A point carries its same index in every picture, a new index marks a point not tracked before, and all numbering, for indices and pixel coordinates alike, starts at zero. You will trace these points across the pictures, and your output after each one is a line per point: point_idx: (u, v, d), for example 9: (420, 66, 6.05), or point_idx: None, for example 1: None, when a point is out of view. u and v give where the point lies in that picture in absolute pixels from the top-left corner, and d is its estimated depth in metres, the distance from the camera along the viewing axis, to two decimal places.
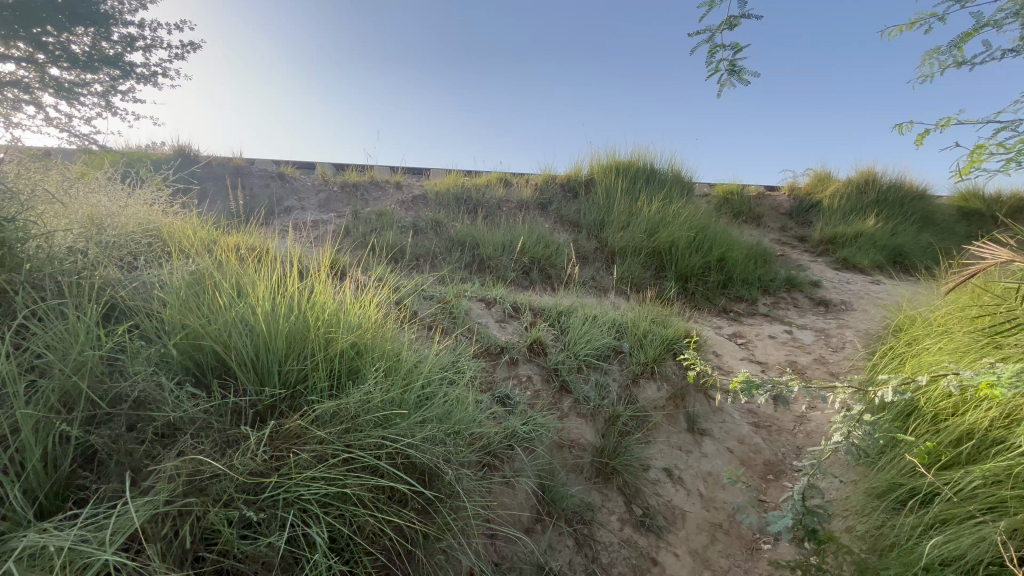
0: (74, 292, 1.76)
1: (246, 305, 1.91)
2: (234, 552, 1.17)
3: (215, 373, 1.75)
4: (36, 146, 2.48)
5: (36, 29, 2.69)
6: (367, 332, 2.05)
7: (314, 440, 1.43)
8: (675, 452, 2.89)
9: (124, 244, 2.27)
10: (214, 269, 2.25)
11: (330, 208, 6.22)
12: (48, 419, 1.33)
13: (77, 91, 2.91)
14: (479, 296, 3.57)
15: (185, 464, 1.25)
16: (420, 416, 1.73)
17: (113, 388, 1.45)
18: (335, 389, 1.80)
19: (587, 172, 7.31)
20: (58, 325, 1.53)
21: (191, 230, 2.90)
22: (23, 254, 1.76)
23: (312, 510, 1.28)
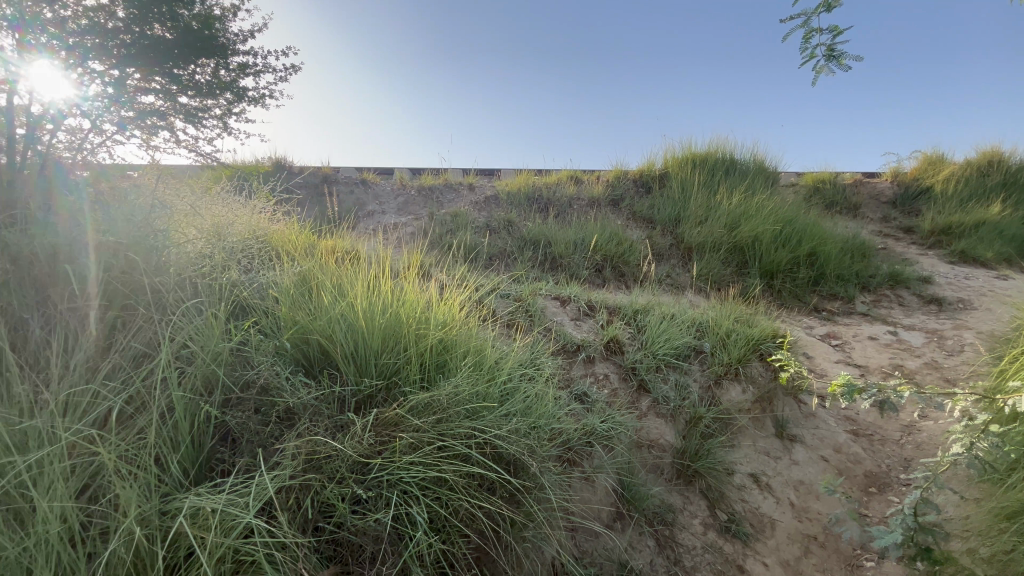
0: (208, 292, 2.04)
1: (346, 303, 2.10)
2: (347, 525, 1.31)
3: (321, 365, 1.94)
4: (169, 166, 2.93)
5: (170, 64, 3.11)
6: (452, 328, 2.17)
7: (411, 428, 1.55)
8: (762, 458, 2.76)
9: (242, 249, 2.58)
10: (316, 270, 2.49)
11: (408, 211, 6.56)
12: (194, 401, 1.54)
13: (200, 115, 3.31)
14: (553, 294, 3.62)
15: (304, 445, 1.40)
16: (505, 410, 1.81)
17: (243, 376, 1.67)
18: (426, 381, 1.93)
19: (661, 166, 7.09)
20: (198, 320, 1.78)
21: (293, 235, 3.21)
22: (167, 259, 2.08)
23: (412, 492, 1.39)
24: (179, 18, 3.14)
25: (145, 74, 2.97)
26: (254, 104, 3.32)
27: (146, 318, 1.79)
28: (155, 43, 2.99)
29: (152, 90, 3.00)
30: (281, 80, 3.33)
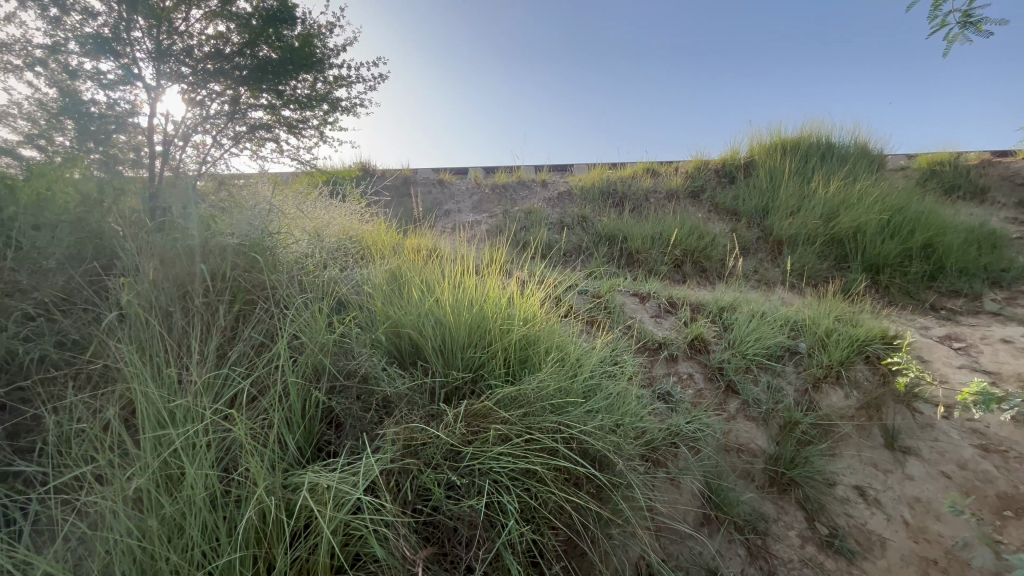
0: (313, 288, 2.24)
1: (434, 299, 2.20)
2: (443, 509, 1.38)
3: (413, 358, 2.06)
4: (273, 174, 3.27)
5: (281, 83, 3.34)
6: (534, 324, 2.21)
7: (499, 420, 1.61)
8: (868, 470, 2.52)
9: (339, 249, 2.80)
10: (404, 268, 2.64)
11: (483, 210, 6.71)
12: (307, 388, 1.70)
13: (299, 127, 3.54)
14: (631, 290, 3.53)
15: (402, 431, 1.50)
16: (589, 406, 1.81)
17: (346, 366, 1.81)
18: (510, 376, 1.98)
19: (747, 155, 6.67)
20: (306, 314, 1.96)
21: (382, 234, 3.42)
22: (279, 258, 2.32)
23: (503, 481, 1.44)
24: (283, 39, 3.29)
25: (253, 91, 3.25)
26: (347, 113, 3.57)
27: (264, 312, 2.00)
28: (260, 64, 3.20)
29: (261, 106, 3.32)
30: (371, 89, 3.54)
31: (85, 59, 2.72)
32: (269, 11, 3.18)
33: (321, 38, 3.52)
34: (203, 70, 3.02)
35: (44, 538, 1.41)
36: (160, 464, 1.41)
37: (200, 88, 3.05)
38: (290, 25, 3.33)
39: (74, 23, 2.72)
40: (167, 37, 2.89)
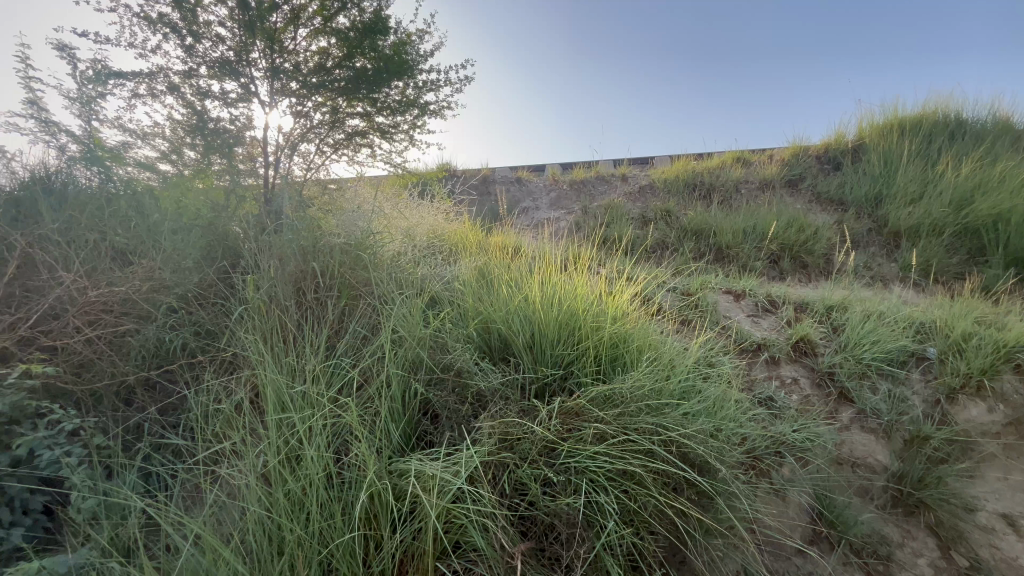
0: (407, 285, 2.36)
1: (522, 296, 2.22)
2: (540, 505, 1.39)
3: (503, 353, 2.09)
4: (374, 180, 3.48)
5: (376, 90, 3.53)
6: (624, 322, 2.15)
7: (593, 419, 1.59)
8: (1020, 497, 2.17)
9: (429, 247, 2.92)
10: (491, 265, 2.70)
11: (561, 206, 6.68)
12: (407, 380, 1.79)
13: (391, 132, 3.73)
14: (724, 287, 3.33)
15: (498, 426, 1.54)
16: (687, 408, 1.73)
17: (442, 359, 1.88)
18: (601, 374, 1.95)
19: (855, 138, 6.02)
20: (403, 309, 2.06)
21: (466, 233, 3.51)
22: (377, 256, 2.46)
23: (600, 481, 1.42)
24: (378, 49, 3.46)
25: (349, 100, 3.46)
26: (435, 116, 3.70)
27: (366, 307, 2.14)
28: (357, 74, 3.39)
29: (357, 114, 3.54)
30: (458, 91, 3.64)
31: (213, 81, 3.08)
32: (365, 23, 3.37)
33: (413, 46, 3.67)
34: (309, 82, 3.26)
35: (192, 501, 1.62)
36: (283, 444, 1.55)
37: (306, 100, 3.31)
38: (384, 36, 3.51)
39: (204, 50, 3.08)
40: (279, 56, 3.18)
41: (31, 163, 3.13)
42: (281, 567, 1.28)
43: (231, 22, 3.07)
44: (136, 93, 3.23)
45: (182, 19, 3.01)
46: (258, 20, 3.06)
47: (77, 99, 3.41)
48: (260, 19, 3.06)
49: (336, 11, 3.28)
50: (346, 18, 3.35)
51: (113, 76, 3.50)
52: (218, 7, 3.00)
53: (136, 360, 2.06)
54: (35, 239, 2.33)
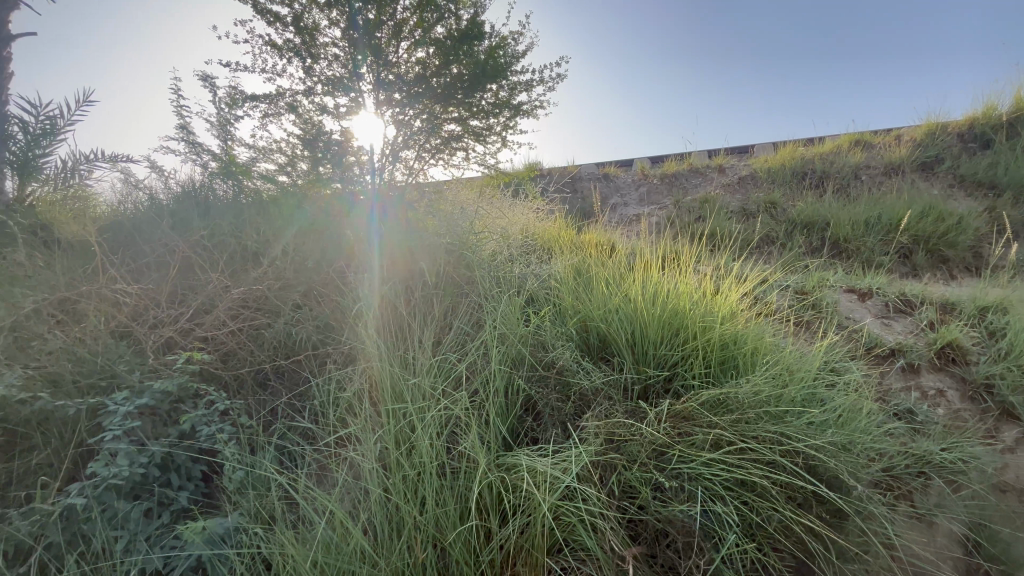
0: (505, 283, 2.41)
1: (621, 295, 2.17)
2: (652, 510, 1.35)
3: (603, 352, 2.06)
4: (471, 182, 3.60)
5: (474, 94, 3.63)
6: (734, 323, 2.01)
7: (706, 424, 1.52)
8: None
9: (522, 245, 2.95)
10: (586, 263, 2.67)
11: (651, 201, 6.42)
12: (510, 376, 1.83)
13: (484, 134, 3.83)
14: (845, 285, 3.00)
15: (605, 426, 1.52)
16: (814, 418, 1.59)
17: (544, 357, 1.89)
18: (710, 377, 1.85)
19: (1012, 110, 5.13)
20: (503, 306, 2.11)
21: (558, 231, 3.51)
22: (475, 255, 2.54)
23: (716, 490, 1.36)
24: (474, 54, 3.57)
25: (445, 106, 3.61)
26: (527, 116, 3.74)
27: (468, 306, 2.22)
28: (454, 81, 3.53)
29: (453, 119, 3.69)
30: (550, 89, 3.65)
31: (327, 97, 3.37)
32: (461, 31, 3.50)
33: (506, 49, 3.73)
34: (413, 90, 3.42)
35: (319, 480, 1.79)
36: (398, 432, 1.66)
37: (407, 109, 3.51)
38: (479, 41, 3.61)
39: (321, 69, 3.38)
40: (383, 69, 3.40)
41: (184, 180, 3.64)
42: (401, 548, 1.37)
43: (343, 42, 3.34)
44: (264, 113, 3.63)
45: (302, 43, 3.33)
46: (366, 37, 3.30)
47: (218, 122, 3.91)
48: (368, 36, 3.30)
49: (434, 21, 3.44)
50: (443, 28, 3.50)
51: (246, 100, 3.97)
52: (333, 29, 3.29)
53: (270, 350, 2.31)
54: (191, 245, 2.71)
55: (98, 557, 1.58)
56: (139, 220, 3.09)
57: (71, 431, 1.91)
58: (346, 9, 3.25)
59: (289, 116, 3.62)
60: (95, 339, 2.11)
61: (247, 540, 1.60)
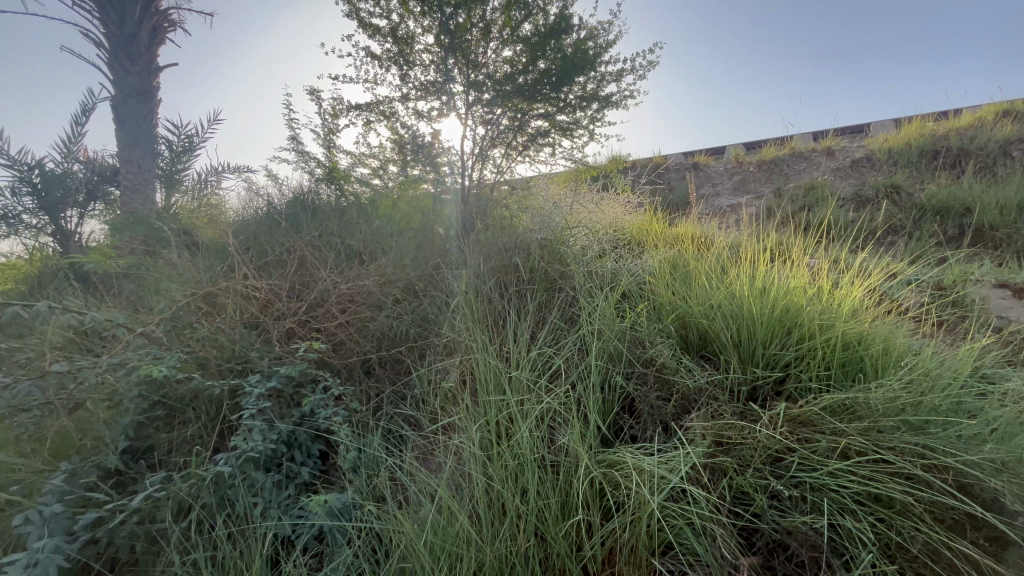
0: (596, 278, 2.37)
1: (724, 290, 2.05)
2: (769, 520, 1.27)
3: (704, 350, 1.96)
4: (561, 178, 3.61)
5: (563, 87, 3.59)
6: (859, 322, 1.82)
7: (830, 430, 1.40)
8: None
9: (612, 239, 2.90)
10: (682, 257, 2.55)
11: (746, 190, 6.01)
12: (607, 373, 1.80)
13: (571, 128, 3.80)
14: (995, 280, 2.59)
15: (714, 428, 1.45)
16: (966, 431, 1.39)
17: (642, 354, 1.84)
18: (830, 380, 1.69)
19: None
20: (596, 301, 2.08)
21: (648, 224, 3.40)
22: (566, 250, 2.53)
23: (845, 503, 1.25)
24: (561, 48, 3.55)
25: (532, 103, 3.63)
26: (615, 107, 3.64)
27: (561, 301, 2.22)
28: (540, 76, 3.52)
29: (540, 116, 3.69)
30: (640, 78, 3.53)
31: (421, 102, 3.53)
32: (549, 26, 3.48)
33: (594, 40, 3.66)
34: (502, 89, 3.48)
35: (423, 464, 1.89)
36: (498, 423, 1.70)
37: (495, 108, 3.58)
38: (567, 34, 3.57)
39: (415, 75, 3.55)
40: (473, 71, 3.49)
41: (296, 186, 4.02)
42: (505, 535, 1.41)
43: (435, 47, 3.48)
44: (365, 121, 3.90)
45: (399, 52, 3.52)
46: (458, 41, 3.41)
47: (325, 131, 4.26)
48: (459, 39, 3.40)
49: (522, 19, 3.46)
50: (531, 24, 3.51)
51: (348, 109, 4.29)
52: (426, 36, 3.44)
53: (374, 342, 2.47)
54: (305, 245, 3.00)
55: (240, 520, 1.80)
56: (261, 223, 3.46)
57: (216, 408, 2.19)
58: (438, 16, 3.38)
59: (387, 122, 3.86)
60: (232, 328, 2.40)
61: (361, 514, 1.74)
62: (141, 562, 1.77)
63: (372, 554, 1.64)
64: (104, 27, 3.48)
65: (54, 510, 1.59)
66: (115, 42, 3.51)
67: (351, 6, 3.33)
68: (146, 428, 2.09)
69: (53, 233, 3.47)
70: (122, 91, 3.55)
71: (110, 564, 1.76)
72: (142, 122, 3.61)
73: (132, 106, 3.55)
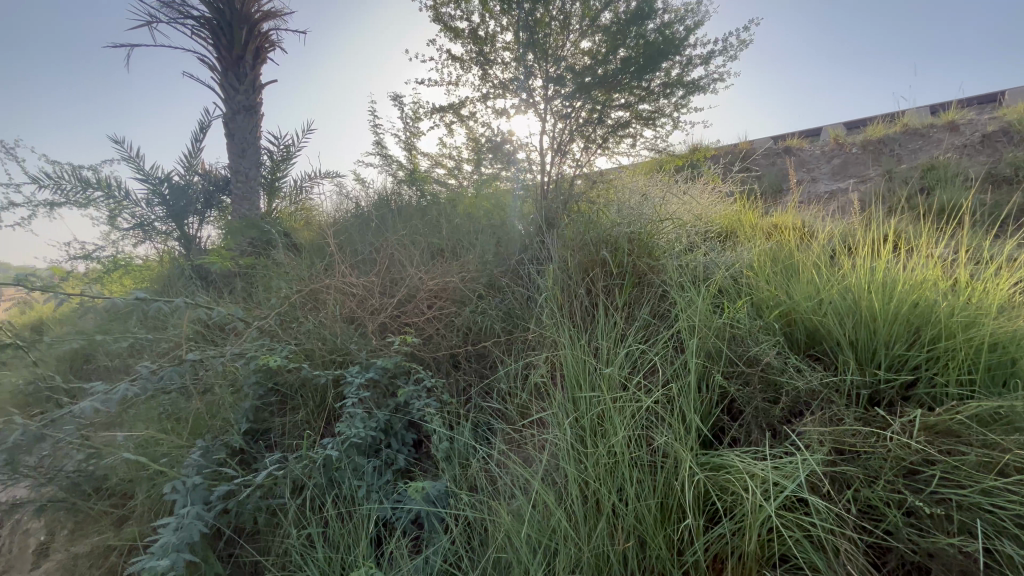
0: (688, 271, 2.25)
1: (837, 284, 1.87)
2: (905, 537, 1.16)
3: (813, 349, 1.81)
4: (644, 169, 3.50)
5: (646, 75, 3.47)
6: (1010, 320, 1.58)
7: (979, 442, 1.24)
8: None
9: (702, 230, 2.75)
10: (783, 249, 2.36)
11: (848, 174, 5.47)
12: (706, 371, 1.71)
13: (654, 117, 3.67)
14: None
15: (833, 433, 1.34)
16: None
17: (745, 352, 1.73)
18: (972, 385, 1.49)
19: None
20: (689, 295, 1.98)
21: (740, 214, 3.19)
22: (654, 244, 2.44)
23: (1003, 526, 1.10)
24: (643, 35, 3.43)
25: (613, 93, 3.54)
26: (702, 92, 3.46)
27: (651, 297, 2.15)
28: (621, 65, 3.43)
29: (621, 106, 3.59)
30: (730, 59, 3.32)
31: (501, 100, 3.57)
32: (631, 12, 3.37)
33: (679, 23, 3.49)
34: (582, 81, 3.42)
35: (513, 457, 1.91)
36: (591, 419, 1.68)
37: (575, 101, 3.53)
38: (650, 20, 3.44)
39: (495, 74, 3.60)
40: (552, 64, 3.46)
41: (383, 188, 4.24)
42: (603, 533, 1.39)
43: (515, 44, 3.50)
44: (446, 122, 4.02)
45: (479, 52, 3.58)
46: (537, 36, 3.40)
47: (409, 134, 4.45)
48: (538, 34, 3.40)
49: (601, 8, 3.38)
50: (611, 12, 3.42)
51: (430, 112, 4.45)
52: (506, 34, 3.47)
53: (460, 335, 2.54)
54: (395, 244, 3.15)
55: (347, 501, 1.92)
56: (353, 224, 3.69)
57: (322, 396, 2.36)
58: (518, 12, 3.39)
59: (467, 122, 3.95)
60: (334, 323, 2.57)
61: (456, 503, 1.79)
62: (262, 533, 1.96)
63: (467, 541, 1.69)
64: (217, 53, 3.90)
65: (194, 482, 1.77)
66: (225, 65, 3.92)
67: (435, 12, 3.44)
68: (264, 412, 2.30)
69: (179, 238, 3.89)
70: (232, 108, 3.95)
71: (237, 532, 1.97)
72: (248, 135, 3.99)
73: (241, 121, 3.95)
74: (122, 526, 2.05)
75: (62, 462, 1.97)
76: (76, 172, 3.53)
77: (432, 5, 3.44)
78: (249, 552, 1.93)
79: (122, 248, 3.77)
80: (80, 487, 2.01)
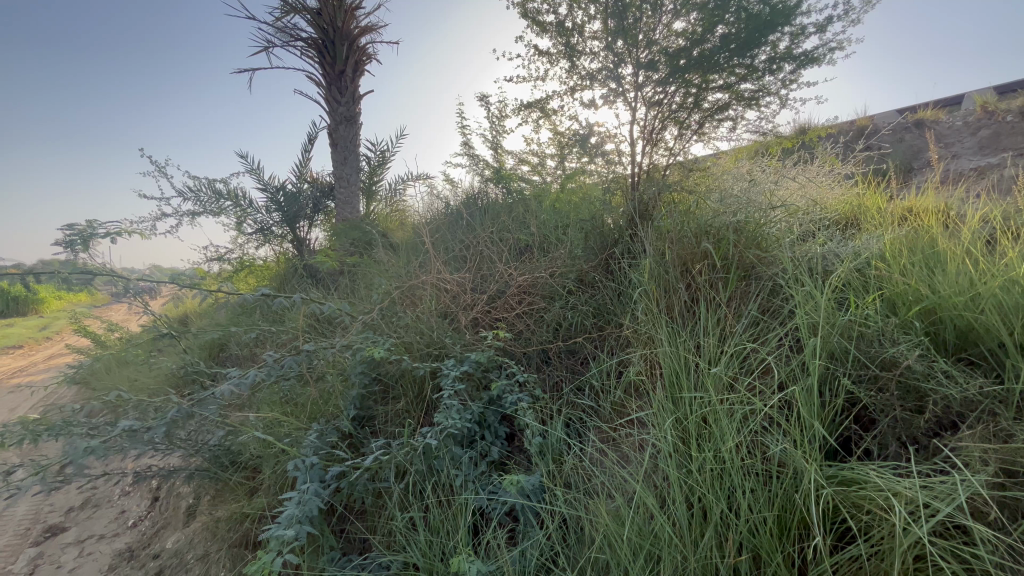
0: (802, 262, 2.03)
1: (998, 277, 1.59)
2: None
3: (966, 351, 1.54)
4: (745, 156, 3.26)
5: (749, 52, 3.22)
6: None
7: None
8: None
9: (816, 216, 2.48)
10: (922, 236, 2.05)
11: (1000, 148, 4.69)
12: (830, 374, 1.54)
13: (758, 96, 3.39)
14: None
15: (1000, 451, 1.17)
16: None
17: (879, 354, 1.52)
18: None
19: None
20: (806, 290, 1.78)
21: (862, 198, 2.84)
22: (761, 235, 2.24)
23: None
24: (746, 8, 3.17)
25: (711, 75, 3.31)
26: (817, 64, 3.12)
27: (759, 292, 1.99)
28: (720, 43, 3.19)
29: (719, 87, 3.35)
30: (852, 24, 2.95)
31: (589, 91, 3.50)
32: None
33: None
34: (677, 65, 3.23)
35: (608, 455, 1.85)
36: (694, 421, 1.58)
37: (667, 87, 3.35)
38: None
39: (583, 64, 3.53)
40: (643, 49, 3.31)
41: (472, 186, 4.36)
42: (711, 542, 1.30)
43: (603, 33, 3.40)
44: (534, 118, 4.02)
45: (566, 44, 3.53)
46: (627, 21, 3.27)
47: (496, 132, 4.52)
48: (628, 19, 3.26)
49: None
50: None
51: (516, 109, 4.48)
52: (594, 23, 3.38)
53: (550, 331, 2.53)
54: (485, 241, 3.23)
55: (445, 488, 2.00)
56: (445, 222, 3.84)
57: (420, 387, 2.47)
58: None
59: (554, 117, 3.91)
60: (430, 317, 2.68)
61: (550, 498, 1.78)
62: (369, 512, 2.10)
63: (563, 538, 1.67)
64: (322, 69, 4.24)
65: (312, 461, 1.93)
66: (329, 79, 4.24)
67: (522, 8, 3.45)
68: (369, 400, 2.46)
69: (292, 241, 4.30)
70: (335, 119, 4.28)
71: (348, 510, 2.13)
72: (348, 143, 4.29)
73: (343, 130, 4.26)
74: (252, 495, 2.31)
75: (205, 437, 2.25)
76: (211, 185, 4.04)
77: (519, 2, 3.45)
78: (359, 528, 2.09)
79: (247, 250, 4.25)
80: (220, 459, 2.29)
